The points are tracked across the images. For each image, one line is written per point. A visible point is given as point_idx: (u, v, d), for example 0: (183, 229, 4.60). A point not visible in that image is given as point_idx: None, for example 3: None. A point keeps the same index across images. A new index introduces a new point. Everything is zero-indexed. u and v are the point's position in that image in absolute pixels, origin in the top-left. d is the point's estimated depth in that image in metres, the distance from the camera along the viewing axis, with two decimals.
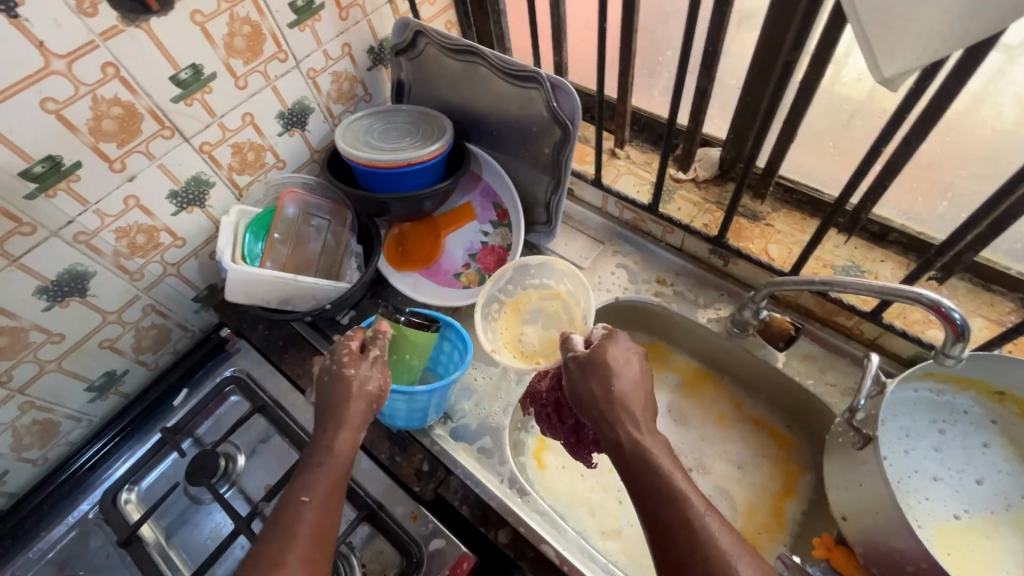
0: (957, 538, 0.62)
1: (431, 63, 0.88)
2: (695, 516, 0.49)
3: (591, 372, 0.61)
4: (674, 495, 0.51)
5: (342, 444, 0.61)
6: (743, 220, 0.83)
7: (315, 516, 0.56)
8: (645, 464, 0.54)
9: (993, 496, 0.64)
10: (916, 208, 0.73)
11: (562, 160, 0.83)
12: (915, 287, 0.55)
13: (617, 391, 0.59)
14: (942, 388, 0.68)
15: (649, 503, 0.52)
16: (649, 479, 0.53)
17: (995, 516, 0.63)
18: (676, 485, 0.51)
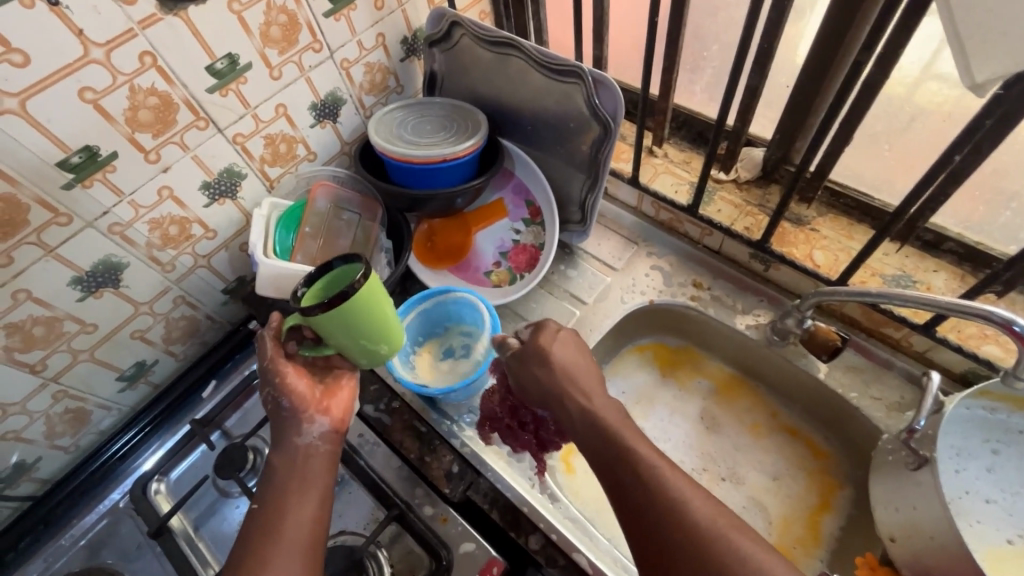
0: (1007, 562, 0.60)
1: (465, 55, 0.86)
2: (645, 467, 0.52)
3: (529, 361, 0.63)
4: (622, 450, 0.53)
5: (288, 445, 0.62)
6: (787, 224, 0.80)
7: (294, 508, 0.57)
8: (596, 429, 0.57)
9: None
10: (975, 216, 0.69)
11: (600, 159, 0.81)
12: (984, 304, 0.52)
13: (554, 368, 0.62)
14: (996, 406, 0.62)
15: (605, 464, 0.55)
16: (602, 442, 0.56)
17: None
18: (624, 442, 0.54)
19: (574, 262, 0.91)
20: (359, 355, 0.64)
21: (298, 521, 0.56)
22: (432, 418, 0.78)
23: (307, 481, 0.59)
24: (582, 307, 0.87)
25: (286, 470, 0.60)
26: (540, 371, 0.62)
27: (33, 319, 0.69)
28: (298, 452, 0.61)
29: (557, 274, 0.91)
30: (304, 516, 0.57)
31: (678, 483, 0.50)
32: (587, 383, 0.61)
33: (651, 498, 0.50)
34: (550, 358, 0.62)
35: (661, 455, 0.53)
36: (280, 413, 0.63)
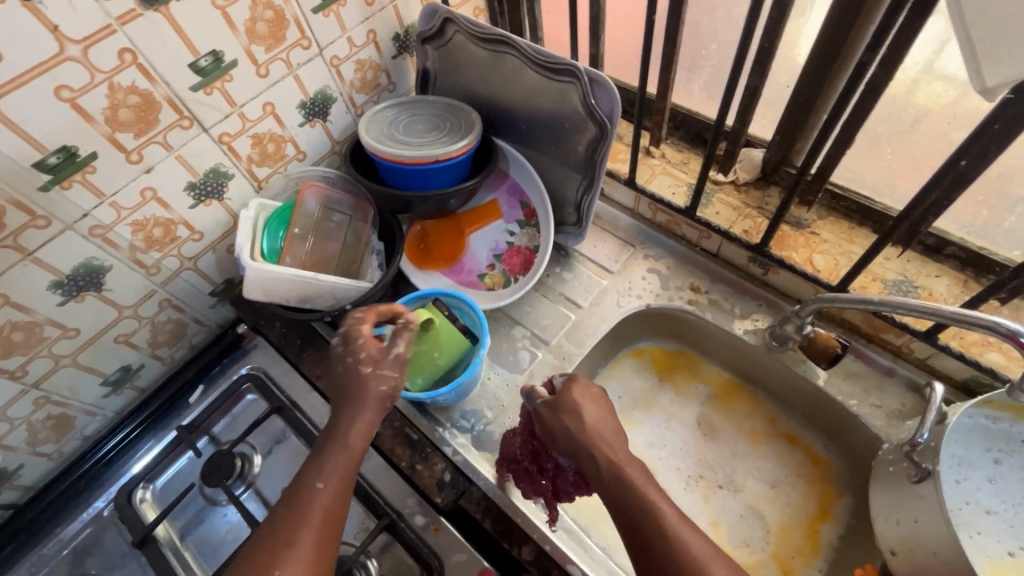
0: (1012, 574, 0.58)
1: (458, 52, 0.84)
2: (669, 526, 0.50)
3: (561, 412, 0.61)
4: (648, 509, 0.52)
5: (359, 433, 0.62)
6: (787, 227, 0.79)
7: (327, 501, 0.56)
8: (620, 485, 0.55)
9: None
10: (979, 221, 0.68)
11: (596, 159, 0.79)
12: (990, 315, 0.51)
13: (583, 422, 0.60)
14: (999, 415, 0.61)
15: (626, 518, 0.53)
16: (624, 495, 0.54)
17: None
18: (650, 499, 0.52)
19: (569, 265, 0.90)
20: (421, 367, 0.72)
21: (323, 516, 0.55)
22: (423, 425, 0.76)
23: (349, 476, 0.59)
24: (577, 311, 0.85)
25: (337, 454, 0.60)
26: (569, 422, 0.61)
27: (11, 325, 0.67)
28: (359, 446, 0.61)
29: (553, 277, 0.89)
30: (329, 512, 0.56)
31: (692, 540, 0.49)
32: (613, 437, 0.59)
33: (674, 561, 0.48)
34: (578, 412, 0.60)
35: (684, 515, 0.52)
36: (346, 392, 0.64)
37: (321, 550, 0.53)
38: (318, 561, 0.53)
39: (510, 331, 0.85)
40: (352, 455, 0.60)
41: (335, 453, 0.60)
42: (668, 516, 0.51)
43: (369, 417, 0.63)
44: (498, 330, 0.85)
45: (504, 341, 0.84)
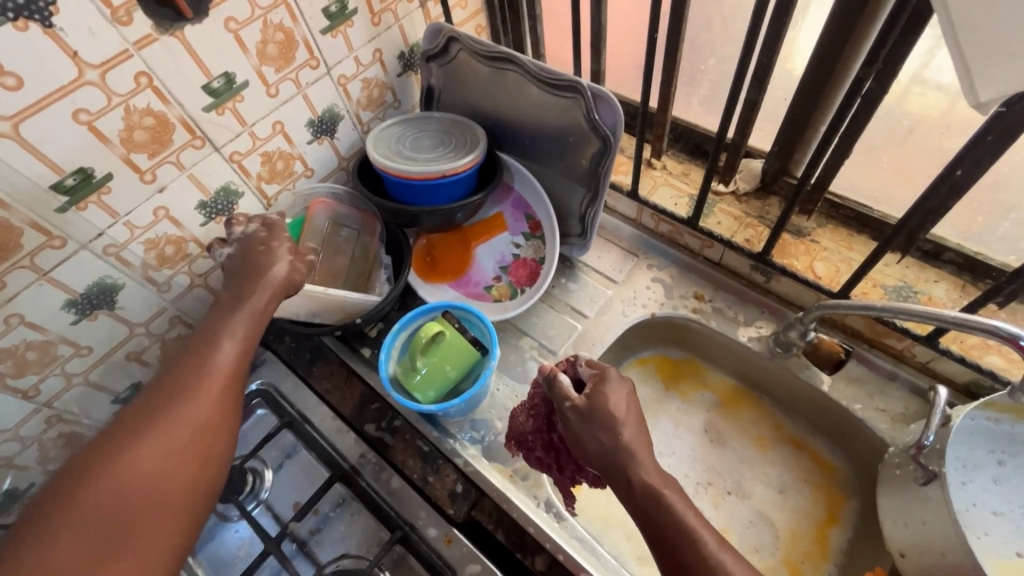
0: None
1: (463, 70, 0.86)
2: (709, 553, 0.49)
3: (592, 421, 0.60)
4: (688, 536, 0.50)
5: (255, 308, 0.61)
6: (787, 236, 0.80)
7: (232, 355, 0.58)
8: (658, 506, 0.53)
9: None
10: (974, 227, 0.69)
11: (600, 171, 0.80)
12: (989, 318, 0.52)
13: (617, 434, 0.58)
14: (1000, 417, 0.62)
15: (663, 541, 0.52)
16: (662, 518, 0.52)
17: None
18: (692, 526, 0.51)
19: (574, 275, 0.91)
20: (428, 380, 0.72)
21: (224, 373, 0.55)
22: (434, 437, 0.76)
23: (253, 336, 0.60)
24: (583, 321, 0.86)
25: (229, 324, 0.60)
26: (599, 431, 0.59)
27: (26, 344, 0.67)
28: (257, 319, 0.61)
29: (558, 288, 0.90)
30: (232, 368, 0.57)
31: (730, 565, 0.48)
32: (646, 454, 0.57)
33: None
34: (613, 425, 0.59)
35: (724, 541, 0.51)
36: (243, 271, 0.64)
37: (227, 396, 0.55)
38: (223, 404, 0.54)
39: (517, 342, 0.86)
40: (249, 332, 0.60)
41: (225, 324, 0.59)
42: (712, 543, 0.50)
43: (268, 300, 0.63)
44: (506, 341, 0.86)
45: (512, 352, 0.85)
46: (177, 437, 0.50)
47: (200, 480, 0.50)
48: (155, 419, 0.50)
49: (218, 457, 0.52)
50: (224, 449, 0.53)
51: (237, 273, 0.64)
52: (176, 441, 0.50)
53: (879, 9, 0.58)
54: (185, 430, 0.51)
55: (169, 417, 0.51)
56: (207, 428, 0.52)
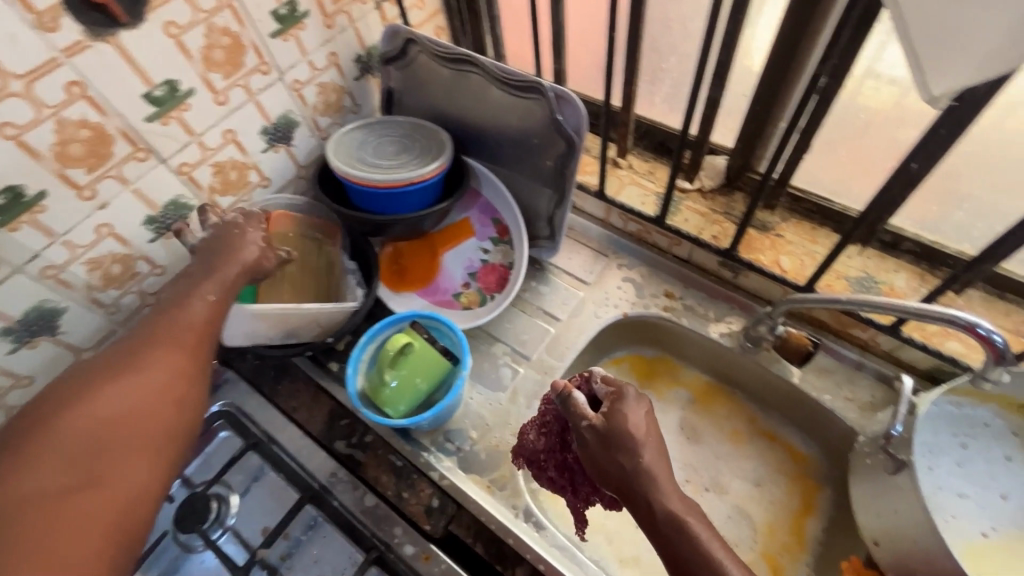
0: (990, 556, 0.59)
1: (423, 72, 0.84)
2: None
3: (611, 445, 0.56)
4: (711, 567, 0.49)
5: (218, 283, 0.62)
6: (753, 231, 0.81)
7: (206, 315, 0.60)
8: (681, 535, 0.52)
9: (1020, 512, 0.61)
10: (930, 217, 0.71)
11: (566, 173, 0.79)
12: (949, 308, 0.53)
13: (638, 459, 0.55)
14: (962, 401, 0.65)
15: (682, 570, 0.51)
16: (685, 548, 0.51)
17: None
18: (715, 556, 0.50)
19: (545, 278, 0.90)
20: (398, 393, 0.69)
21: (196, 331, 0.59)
22: (407, 451, 0.74)
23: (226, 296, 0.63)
24: (556, 324, 0.85)
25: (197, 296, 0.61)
26: (616, 453, 0.56)
27: None
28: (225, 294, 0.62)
29: (529, 292, 0.89)
30: (199, 334, 0.59)
31: None
32: (665, 479, 0.55)
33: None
34: (632, 450, 0.55)
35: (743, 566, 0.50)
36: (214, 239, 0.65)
37: (198, 352, 0.58)
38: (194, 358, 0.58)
39: (489, 349, 0.84)
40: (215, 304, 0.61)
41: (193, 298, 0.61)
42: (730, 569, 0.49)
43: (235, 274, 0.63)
44: (478, 349, 0.84)
45: (484, 359, 0.83)
46: (139, 389, 0.53)
47: (167, 434, 0.53)
48: (121, 375, 0.53)
49: (185, 414, 0.55)
50: (196, 401, 0.56)
51: (208, 249, 0.64)
52: (147, 388, 0.53)
53: (832, 5, 0.59)
54: (149, 385, 0.53)
55: (142, 366, 0.54)
56: (171, 385, 0.55)
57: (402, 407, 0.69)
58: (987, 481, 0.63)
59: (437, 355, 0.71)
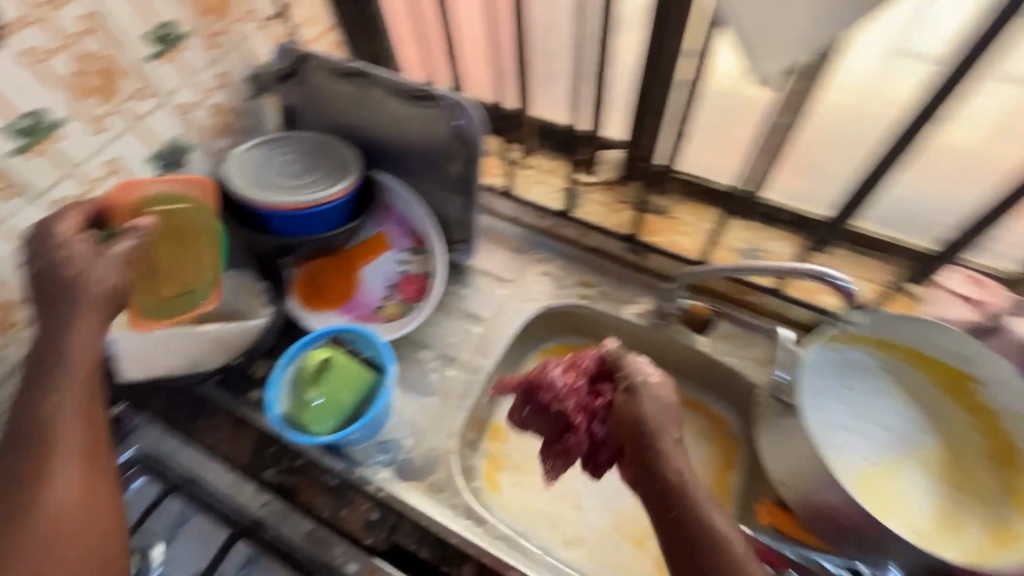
0: (874, 482, 0.66)
1: (319, 89, 0.83)
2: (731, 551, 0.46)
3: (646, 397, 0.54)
4: (710, 533, 0.47)
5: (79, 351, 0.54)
6: (652, 216, 0.88)
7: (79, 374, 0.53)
8: (687, 501, 0.49)
9: (895, 441, 0.68)
10: (799, 190, 0.78)
11: (472, 177, 0.82)
12: (803, 264, 0.63)
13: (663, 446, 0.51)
14: (838, 344, 0.72)
15: (681, 540, 0.48)
16: (687, 515, 0.48)
17: (899, 458, 0.67)
18: (715, 522, 0.48)
19: (466, 281, 0.92)
20: (322, 410, 0.68)
21: (76, 396, 0.52)
22: (340, 469, 0.72)
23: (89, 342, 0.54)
24: (480, 324, 0.87)
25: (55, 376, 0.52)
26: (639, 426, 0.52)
27: None
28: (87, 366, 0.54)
29: (452, 295, 0.90)
30: (86, 397, 0.53)
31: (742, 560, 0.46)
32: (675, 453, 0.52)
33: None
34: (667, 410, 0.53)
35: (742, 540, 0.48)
36: (57, 281, 0.55)
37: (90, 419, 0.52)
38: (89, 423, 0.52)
39: (417, 355, 0.84)
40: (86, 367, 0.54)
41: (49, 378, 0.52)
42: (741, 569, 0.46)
43: (97, 310, 0.55)
44: (406, 358, 0.84)
45: (412, 367, 0.83)
46: (60, 489, 0.49)
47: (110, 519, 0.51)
48: (32, 499, 0.48)
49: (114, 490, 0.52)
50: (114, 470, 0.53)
51: (49, 288, 0.55)
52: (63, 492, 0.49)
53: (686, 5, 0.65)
54: (60, 485, 0.49)
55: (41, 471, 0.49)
56: (92, 486, 0.50)
57: (327, 424, 0.68)
58: (872, 415, 0.70)
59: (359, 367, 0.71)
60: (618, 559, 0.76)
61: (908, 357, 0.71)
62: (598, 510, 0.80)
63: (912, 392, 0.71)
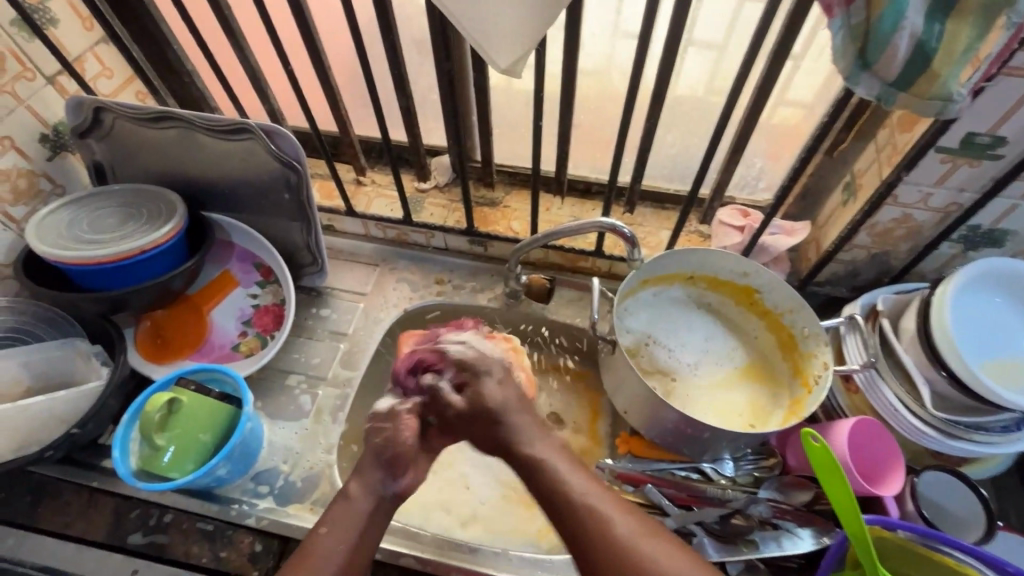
0: (703, 400, 0.77)
1: (127, 137, 0.81)
2: (604, 519, 0.53)
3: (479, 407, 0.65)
4: (582, 516, 0.53)
5: (362, 486, 0.61)
6: (486, 209, 0.95)
7: (335, 541, 0.57)
8: (561, 491, 0.56)
9: (715, 357, 0.80)
10: (599, 161, 0.93)
11: (305, 201, 0.83)
12: (598, 218, 0.72)
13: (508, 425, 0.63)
14: (655, 289, 0.83)
15: (581, 533, 0.53)
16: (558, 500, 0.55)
17: (721, 371, 0.79)
18: (583, 501, 0.54)
19: (324, 302, 0.93)
20: (180, 455, 0.66)
21: None
22: (215, 511, 0.71)
23: (358, 520, 0.59)
24: (344, 339, 0.89)
25: (350, 512, 0.59)
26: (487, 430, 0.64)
27: None
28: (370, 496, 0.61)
29: (311, 318, 0.92)
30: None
31: (620, 520, 0.53)
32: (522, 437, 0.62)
33: (586, 544, 0.52)
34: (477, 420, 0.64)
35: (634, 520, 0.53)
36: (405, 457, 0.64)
37: None
38: None
39: (283, 383, 0.85)
40: (367, 505, 0.60)
41: (343, 505, 0.60)
42: (602, 509, 0.54)
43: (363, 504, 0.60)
44: (272, 389, 0.84)
45: (281, 395, 0.84)
46: None
47: None
48: None
49: None
50: None
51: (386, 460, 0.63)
52: None
53: None
54: None
55: None
56: None
57: (188, 468, 0.66)
58: (693, 338, 0.81)
59: (212, 407, 0.69)
60: (513, 525, 0.81)
61: (711, 284, 0.82)
62: (487, 485, 0.84)
63: (722, 313, 0.83)
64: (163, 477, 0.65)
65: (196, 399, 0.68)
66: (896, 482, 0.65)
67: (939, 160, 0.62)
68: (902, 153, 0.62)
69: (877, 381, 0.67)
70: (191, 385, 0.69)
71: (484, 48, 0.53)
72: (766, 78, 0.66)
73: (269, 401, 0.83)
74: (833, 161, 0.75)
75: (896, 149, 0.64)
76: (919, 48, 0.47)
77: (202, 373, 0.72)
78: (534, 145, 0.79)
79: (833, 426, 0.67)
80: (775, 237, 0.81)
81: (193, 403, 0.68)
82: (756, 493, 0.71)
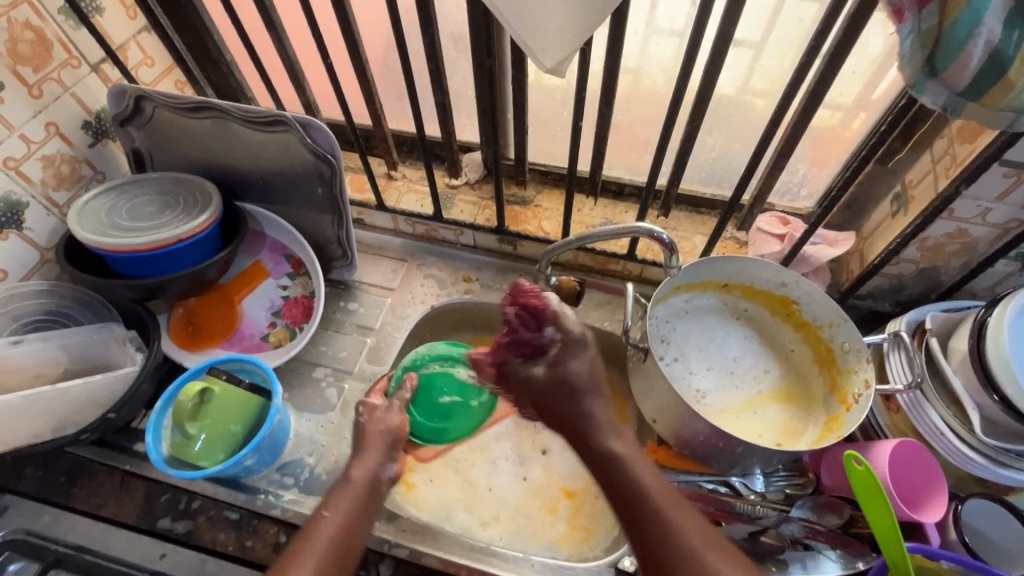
0: (736, 413, 0.75)
1: (167, 126, 0.81)
2: (675, 523, 0.55)
3: (564, 392, 0.63)
4: (657, 517, 0.55)
5: (363, 471, 0.67)
6: (517, 207, 0.94)
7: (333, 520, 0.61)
8: (640, 491, 0.57)
9: (747, 369, 0.79)
10: (635, 163, 0.91)
11: (337, 195, 0.83)
12: (634, 222, 0.70)
13: (587, 408, 0.62)
14: (688, 295, 0.80)
15: (650, 537, 0.55)
16: (638, 501, 0.57)
17: (753, 384, 0.78)
18: (659, 507, 0.56)
19: (352, 295, 0.94)
20: (211, 444, 0.67)
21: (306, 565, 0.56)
22: (242, 499, 0.72)
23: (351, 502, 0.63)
24: (371, 334, 0.89)
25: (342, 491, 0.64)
26: (577, 415, 0.63)
27: None
28: (364, 481, 0.66)
29: (339, 311, 0.92)
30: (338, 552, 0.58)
31: (689, 528, 0.55)
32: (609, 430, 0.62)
33: (656, 543, 0.54)
34: (568, 402, 0.63)
35: (704, 531, 0.55)
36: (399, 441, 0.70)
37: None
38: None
39: (311, 375, 0.86)
40: (361, 486, 0.65)
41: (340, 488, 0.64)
42: (675, 516, 0.55)
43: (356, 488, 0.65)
44: (299, 381, 0.85)
45: (307, 387, 0.84)
46: None
47: None
48: None
49: None
50: None
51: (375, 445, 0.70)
52: None
53: None
54: None
55: None
56: None
57: (219, 458, 0.67)
58: (729, 348, 0.79)
59: (242, 398, 0.70)
60: (534, 529, 0.80)
61: (744, 292, 0.80)
62: (509, 486, 0.84)
63: (755, 323, 0.81)
64: (195, 465, 0.66)
65: (227, 390, 0.69)
66: (937, 510, 0.62)
67: (1002, 174, 0.59)
68: (962, 165, 0.59)
69: (921, 402, 0.64)
70: (223, 373, 0.70)
71: (529, 46, 0.51)
72: (816, 84, 0.64)
73: (296, 393, 0.84)
74: (883, 171, 0.71)
75: (955, 161, 0.60)
76: (994, 55, 0.44)
77: (231, 363, 0.73)
78: (571, 145, 0.77)
79: (874, 447, 0.65)
80: (816, 248, 0.78)
81: (224, 395, 0.68)
82: (787, 511, 0.69)
